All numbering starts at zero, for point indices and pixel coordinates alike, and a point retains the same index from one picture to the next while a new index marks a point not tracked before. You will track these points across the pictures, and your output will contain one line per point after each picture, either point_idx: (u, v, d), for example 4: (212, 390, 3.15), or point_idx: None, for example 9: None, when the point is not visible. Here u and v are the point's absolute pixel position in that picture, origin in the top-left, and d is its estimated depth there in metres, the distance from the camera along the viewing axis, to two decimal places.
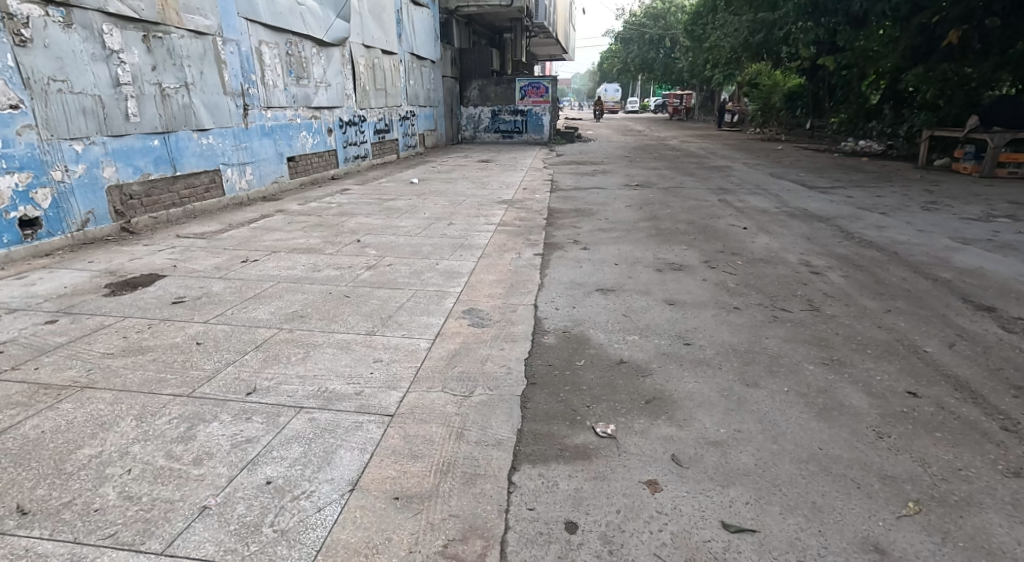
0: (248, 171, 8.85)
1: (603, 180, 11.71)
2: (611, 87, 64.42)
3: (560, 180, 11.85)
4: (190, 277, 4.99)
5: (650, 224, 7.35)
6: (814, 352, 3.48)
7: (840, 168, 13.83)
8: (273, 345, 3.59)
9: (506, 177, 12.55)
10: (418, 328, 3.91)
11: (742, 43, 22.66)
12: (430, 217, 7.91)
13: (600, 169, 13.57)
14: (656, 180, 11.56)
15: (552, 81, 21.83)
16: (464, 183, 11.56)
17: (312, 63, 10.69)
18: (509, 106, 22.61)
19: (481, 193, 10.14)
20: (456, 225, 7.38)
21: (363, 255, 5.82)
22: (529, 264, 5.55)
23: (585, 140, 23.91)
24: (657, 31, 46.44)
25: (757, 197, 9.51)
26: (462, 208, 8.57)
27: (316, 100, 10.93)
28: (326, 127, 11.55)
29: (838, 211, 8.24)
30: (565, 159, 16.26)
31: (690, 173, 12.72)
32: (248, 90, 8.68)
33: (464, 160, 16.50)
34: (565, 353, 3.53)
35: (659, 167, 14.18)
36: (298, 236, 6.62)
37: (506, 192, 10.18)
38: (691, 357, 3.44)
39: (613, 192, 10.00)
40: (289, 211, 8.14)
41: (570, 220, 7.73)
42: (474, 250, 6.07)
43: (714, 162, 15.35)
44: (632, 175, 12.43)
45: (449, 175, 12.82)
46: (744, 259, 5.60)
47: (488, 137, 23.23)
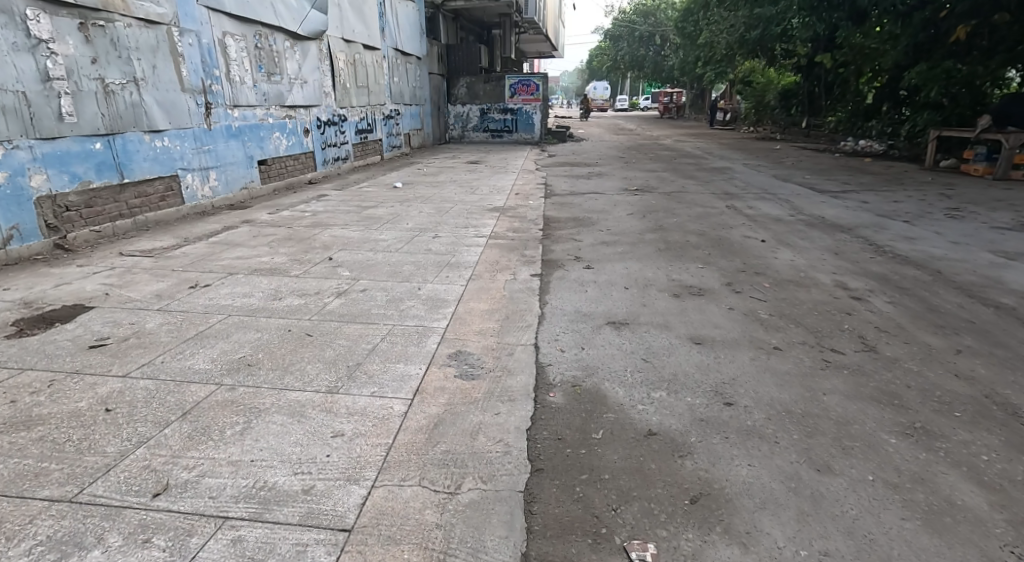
0: (212, 176, 8.04)
1: (599, 183, 11.01)
2: (600, 84, 63.71)
3: (554, 184, 11.13)
4: (122, 308, 4.20)
5: (657, 236, 6.65)
6: (889, 415, 2.76)
7: (846, 170, 13.22)
8: (203, 413, 2.81)
9: (496, 180, 11.79)
10: (392, 384, 3.16)
11: (738, 40, 22.06)
12: (414, 228, 7.16)
13: (595, 172, 12.87)
14: (656, 184, 10.87)
15: (543, 79, 21.23)
16: (451, 187, 10.80)
17: (284, 57, 9.87)
18: (499, 104, 21.88)
19: (471, 199, 9.39)
20: (442, 238, 6.64)
21: (334, 278, 5.06)
22: (525, 288, 4.82)
23: (577, 139, 23.21)
24: (647, 28, 45.85)
25: (767, 203, 8.84)
26: (449, 217, 7.82)
27: (290, 97, 10.12)
28: (302, 127, 10.74)
29: (857, 219, 7.57)
30: (558, 160, 15.56)
31: (691, 176, 12.05)
32: (210, 87, 7.89)
33: (453, 161, 15.74)
34: (576, 418, 2.80)
35: (657, 168, 13.49)
36: (262, 253, 5.84)
37: (497, 198, 9.44)
38: (737, 425, 2.72)
39: (612, 198, 9.31)
40: (256, 222, 7.35)
41: (568, 231, 7.00)
42: (462, 270, 5.33)
43: (713, 163, 14.70)
44: (629, 178, 11.75)
45: (436, 178, 12.05)
46: (770, 281, 4.90)
47: (477, 136, 22.49)
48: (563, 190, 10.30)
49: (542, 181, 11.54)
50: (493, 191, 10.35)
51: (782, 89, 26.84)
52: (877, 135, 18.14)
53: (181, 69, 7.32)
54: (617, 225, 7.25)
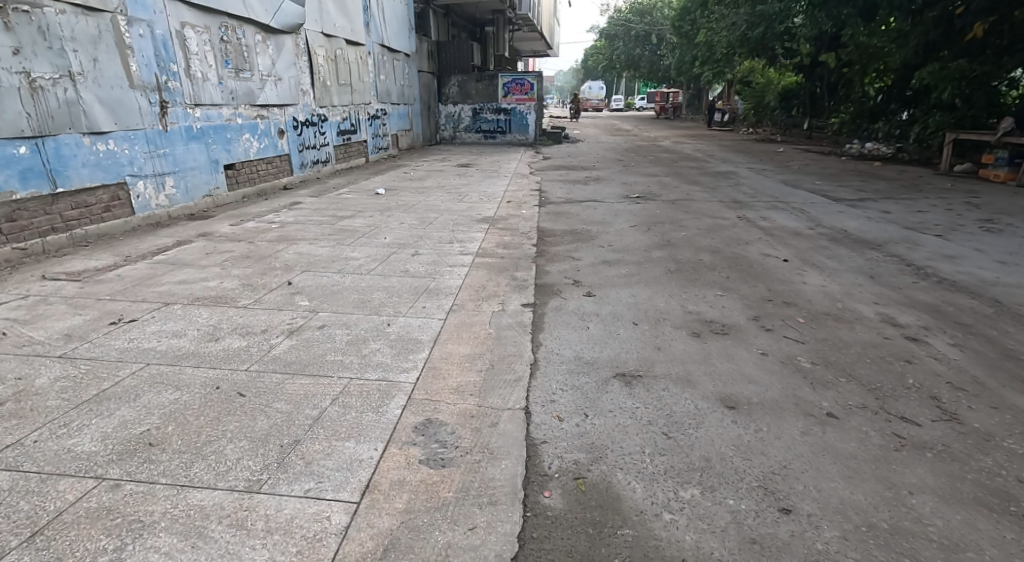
0: (169, 182, 7.25)
1: (597, 190, 10.28)
2: (595, 84, 62.98)
3: (549, 190, 10.39)
4: (16, 354, 3.41)
5: (665, 254, 5.92)
6: (1009, 533, 2.02)
7: (856, 174, 12.55)
8: (62, 532, 2.03)
9: (487, 186, 11.03)
10: (334, 476, 2.38)
11: (739, 38, 21.39)
12: (392, 243, 6.40)
13: (592, 176, 12.14)
14: (658, 191, 10.15)
15: (537, 78, 20.51)
16: (438, 193, 10.04)
17: (254, 52, 9.08)
18: (491, 103, 21.13)
19: (458, 208, 8.64)
20: (422, 256, 5.88)
21: (289, 310, 4.29)
22: (515, 323, 4.07)
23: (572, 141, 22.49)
24: (643, 27, 45.21)
25: (781, 213, 8.14)
26: (432, 230, 7.07)
27: (261, 96, 9.33)
28: (276, 129, 9.94)
29: (884, 233, 6.86)
30: (553, 164, 14.83)
31: (694, 182, 11.32)
32: (165, 83, 7.10)
33: (443, 164, 14.97)
34: (580, 539, 2.04)
35: (658, 173, 12.75)
36: (213, 275, 5.07)
37: (487, 207, 8.68)
38: (803, 551, 1.97)
39: (612, 207, 8.58)
40: (215, 235, 6.56)
41: (565, 246, 6.27)
42: (441, 299, 4.57)
43: (716, 167, 13.99)
44: (629, 183, 11.03)
45: (422, 183, 11.29)
46: (804, 314, 4.16)
47: (469, 137, 21.73)
48: (559, 197, 9.56)
49: (536, 187, 10.79)
50: (484, 198, 9.61)
51: (783, 89, 26.16)
52: (884, 137, 17.50)
53: (128, 64, 6.52)
54: (619, 239, 6.52)
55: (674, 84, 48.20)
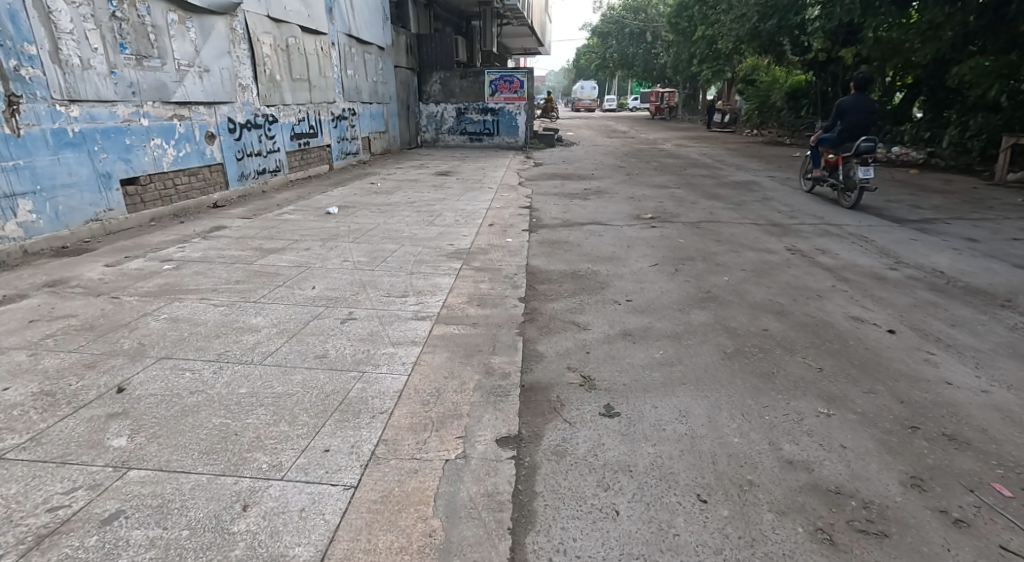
0: (24, 206, 5.35)
1: (599, 208, 8.51)
2: (588, 84, 61.47)
3: (540, 208, 8.60)
4: None
5: (710, 318, 4.11)
6: None
7: (898, 185, 10.89)
8: None
9: (466, 201, 9.22)
10: None
11: (748, 32, 19.79)
12: (323, 297, 4.57)
13: (593, 189, 10.37)
14: (673, 209, 8.38)
15: (527, 75, 18.72)
16: (406, 212, 8.24)
17: (164, 34, 7.20)
18: (477, 103, 19.29)
19: (425, 234, 6.82)
20: (358, 322, 4.05)
21: (79, 460, 2.42)
22: (482, 501, 2.24)
23: (566, 144, 20.75)
24: (637, 23, 43.63)
25: (838, 242, 6.38)
26: (385, 272, 5.26)
27: (178, 91, 7.46)
28: (202, 133, 8.06)
29: (995, 275, 5.11)
30: (545, 172, 13.08)
31: (713, 197, 9.59)
32: (15, 69, 5.21)
33: (420, 171, 13.14)
34: None
35: (668, 185, 10.99)
36: (11, 369, 3.20)
37: (462, 233, 6.87)
38: None
39: (621, 233, 6.81)
40: (72, 284, 4.67)
41: (565, 303, 4.48)
42: (363, 428, 2.74)
43: (732, 177, 12.25)
44: (636, 198, 9.27)
45: (388, 197, 9.49)
46: (1000, 472, 2.35)
47: (453, 140, 19.86)
48: (553, 218, 7.76)
49: (526, 203, 9.01)
50: (461, 218, 7.81)
51: (790, 89, 24.49)
52: (912, 141, 15.93)
53: None
54: (637, 290, 4.75)
55: (670, 84, 46.57)
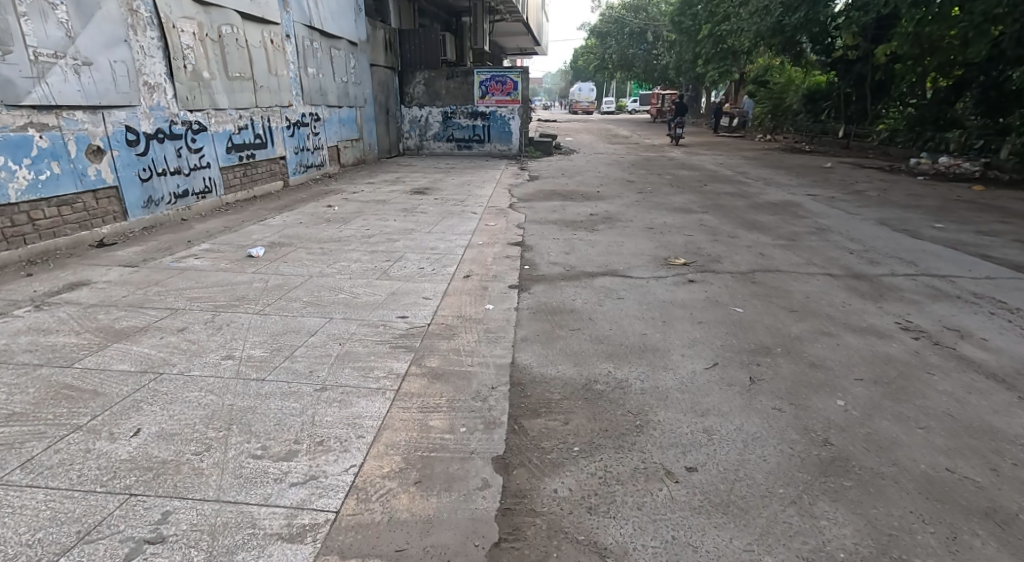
0: None
1: (612, 247, 6.54)
2: (585, 85, 59.54)
3: (535, 246, 6.65)
4: None
5: (866, 539, 2.10)
6: None
7: (973, 207, 8.95)
8: None
9: (441, 234, 7.25)
10: None
11: (771, 28, 18.00)
12: (143, 460, 2.56)
13: (602, 216, 8.40)
14: (708, 250, 6.42)
15: (522, 74, 16.84)
16: (358, 253, 6.26)
17: (7, 10, 5.20)
18: (466, 106, 17.38)
19: (371, 298, 4.81)
20: (168, 554, 2.03)
21: None
22: None
23: (565, 151, 18.82)
24: (638, 23, 41.71)
25: (968, 311, 4.41)
26: (283, 388, 3.25)
27: (33, 89, 5.44)
28: (80, 147, 6.04)
29: None
30: (542, 188, 11.13)
31: (753, 227, 7.61)
32: None
33: (393, 188, 11.18)
34: None
35: (691, 209, 9.02)
36: None
37: (421, 296, 4.87)
38: None
39: (648, 295, 4.84)
40: None
41: (574, 480, 2.47)
42: None
43: (762, 197, 10.33)
44: (657, 232, 7.31)
45: (342, 228, 7.51)
46: None
47: (439, 147, 17.93)
48: (554, 267, 5.79)
49: (518, 238, 7.05)
50: (429, 265, 5.83)
51: (808, 91, 22.61)
52: (959, 150, 14.03)
53: None
54: (698, 441, 2.76)
55: (671, 86, 44.73)
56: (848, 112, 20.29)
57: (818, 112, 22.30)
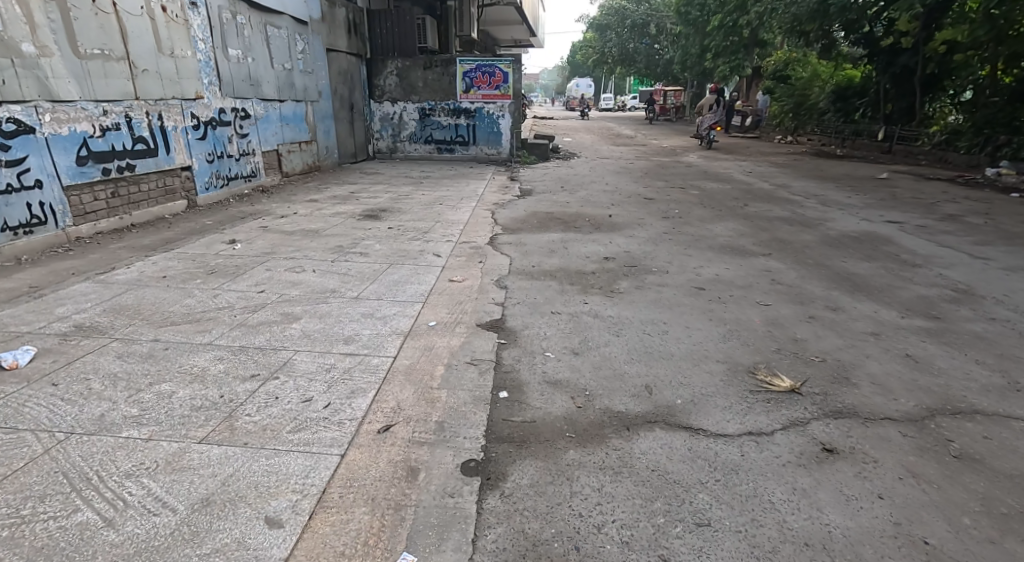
0: None
1: (648, 340, 3.96)
2: (583, 81, 56.65)
3: (522, 335, 4.06)
4: None
5: None
6: None
7: None
8: None
9: (373, 302, 4.63)
10: None
11: None
12: None
13: (622, 263, 5.83)
14: (810, 346, 3.83)
15: (513, 64, 14.25)
16: (210, 353, 3.61)
17: None
18: (447, 102, 14.69)
19: (145, 524, 2.16)
20: None
21: None
22: None
23: (564, 155, 16.20)
24: (640, 14, 38.95)
25: None
26: None
27: None
28: None
29: None
30: (536, 211, 8.49)
31: (855, 290, 5.01)
32: None
33: (342, 208, 8.59)
34: None
35: (744, 249, 6.46)
36: None
37: (256, 518, 2.22)
38: None
39: (759, 515, 2.24)
40: None
41: None
42: None
43: (829, 226, 7.77)
44: (711, 301, 4.74)
45: (229, 286, 4.90)
46: None
47: (416, 150, 15.27)
48: (552, 398, 3.17)
49: (495, 314, 4.46)
50: (324, 392, 3.19)
51: (838, 87, 20.11)
52: None
53: None
54: None
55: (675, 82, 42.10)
56: (888, 110, 17.81)
57: (850, 110, 19.78)
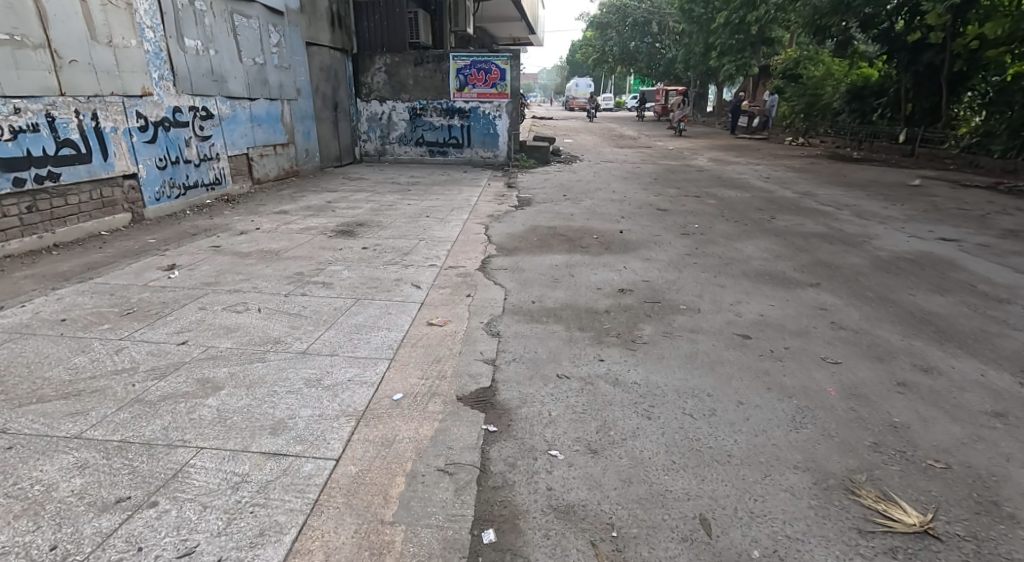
0: None
1: (690, 426, 2.90)
2: (583, 80, 55.52)
3: (519, 417, 3.00)
4: None
5: None
6: None
7: None
8: None
9: (325, 360, 3.57)
10: None
11: None
12: None
13: (641, 299, 4.78)
14: (919, 439, 2.77)
15: (511, 60, 13.10)
16: (76, 454, 2.54)
17: None
18: (439, 101, 13.62)
19: None
20: None
21: None
22: None
23: (566, 159, 15.14)
24: (642, 12, 37.87)
25: None
26: None
27: None
28: None
29: None
30: (535, 226, 7.43)
31: (941, 339, 3.96)
32: None
33: (314, 222, 7.53)
34: None
35: (786, 277, 5.41)
36: None
37: None
38: None
39: None
40: None
41: None
42: None
43: (876, 244, 6.72)
44: (762, 358, 3.68)
45: (144, 334, 3.83)
46: None
47: (406, 152, 14.19)
48: (564, 546, 2.11)
49: (483, 380, 3.40)
50: (220, 532, 2.14)
51: (854, 86, 19.08)
52: None
53: None
54: None
55: (677, 81, 41.05)
56: (910, 110, 16.80)
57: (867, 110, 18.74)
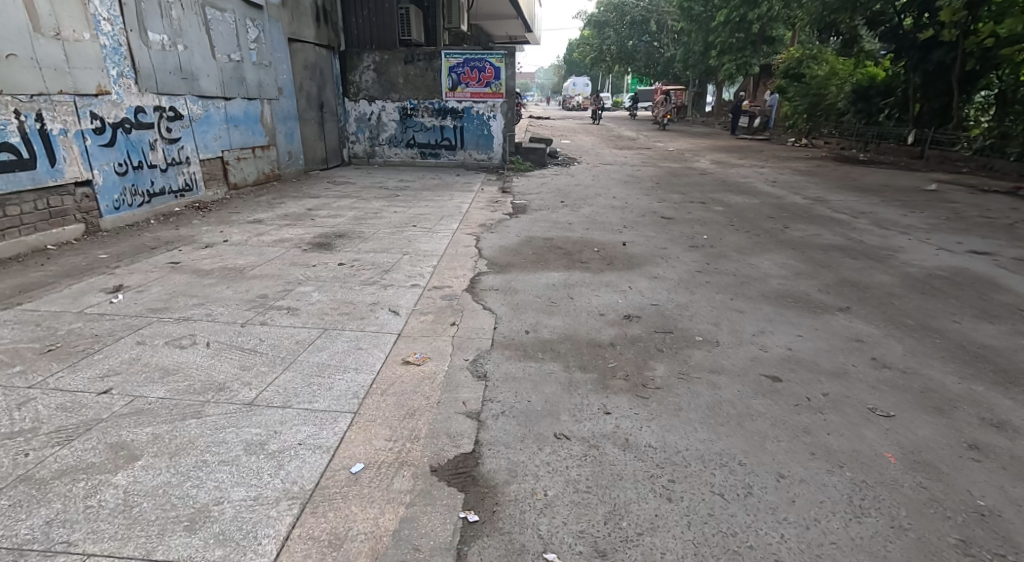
0: None
1: (721, 513, 2.30)
2: (581, 80, 54.96)
3: (505, 501, 2.39)
4: None
5: None
6: None
7: None
8: None
9: (272, 415, 2.95)
10: None
11: None
12: None
13: (650, 328, 4.19)
14: (1017, 536, 2.17)
15: (506, 57, 12.49)
16: None
17: None
18: (431, 101, 13.00)
19: None
20: None
21: None
22: None
23: (563, 161, 14.54)
24: (640, 11, 37.31)
25: None
26: None
27: None
28: None
29: None
30: (531, 238, 6.83)
31: (1005, 383, 3.37)
32: None
33: (290, 233, 6.92)
34: None
35: (810, 300, 4.81)
36: None
37: None
38: None
39: None
40: None
41: None
42: None
43: (904, 258, 6.14)
44: (798, 408, 3.08)
45: (59, 380, 3.20)
46: None
47: (396, 155, 13.58)
48: None
49: (463, 442, 2.80)
50: None
51: (860, 85, 18.53)
52: None
53: None
54: None
55: (676, 81, 40.48)
56: (919, 111, 16.27)
57: (873, 110, 18.21)
